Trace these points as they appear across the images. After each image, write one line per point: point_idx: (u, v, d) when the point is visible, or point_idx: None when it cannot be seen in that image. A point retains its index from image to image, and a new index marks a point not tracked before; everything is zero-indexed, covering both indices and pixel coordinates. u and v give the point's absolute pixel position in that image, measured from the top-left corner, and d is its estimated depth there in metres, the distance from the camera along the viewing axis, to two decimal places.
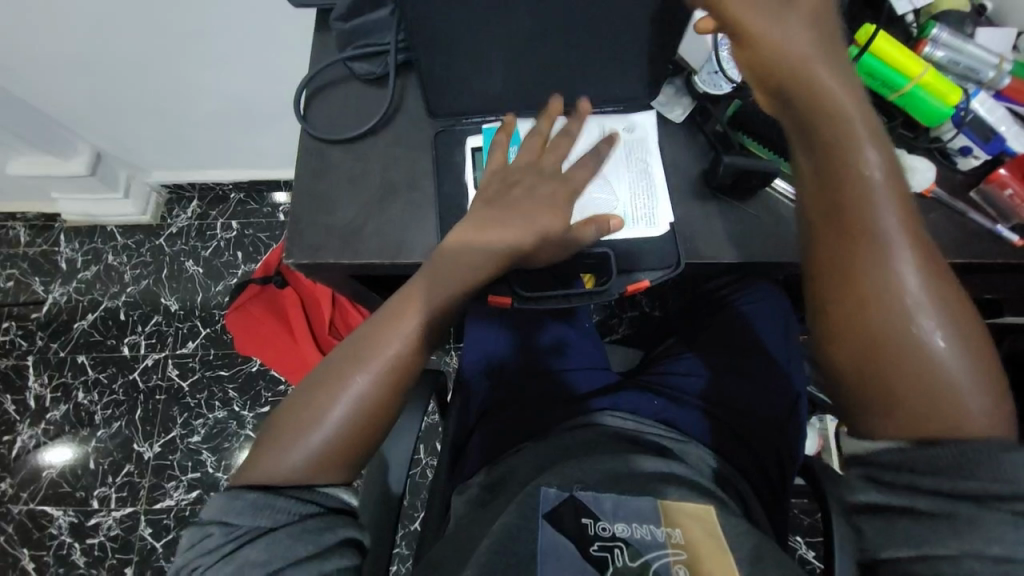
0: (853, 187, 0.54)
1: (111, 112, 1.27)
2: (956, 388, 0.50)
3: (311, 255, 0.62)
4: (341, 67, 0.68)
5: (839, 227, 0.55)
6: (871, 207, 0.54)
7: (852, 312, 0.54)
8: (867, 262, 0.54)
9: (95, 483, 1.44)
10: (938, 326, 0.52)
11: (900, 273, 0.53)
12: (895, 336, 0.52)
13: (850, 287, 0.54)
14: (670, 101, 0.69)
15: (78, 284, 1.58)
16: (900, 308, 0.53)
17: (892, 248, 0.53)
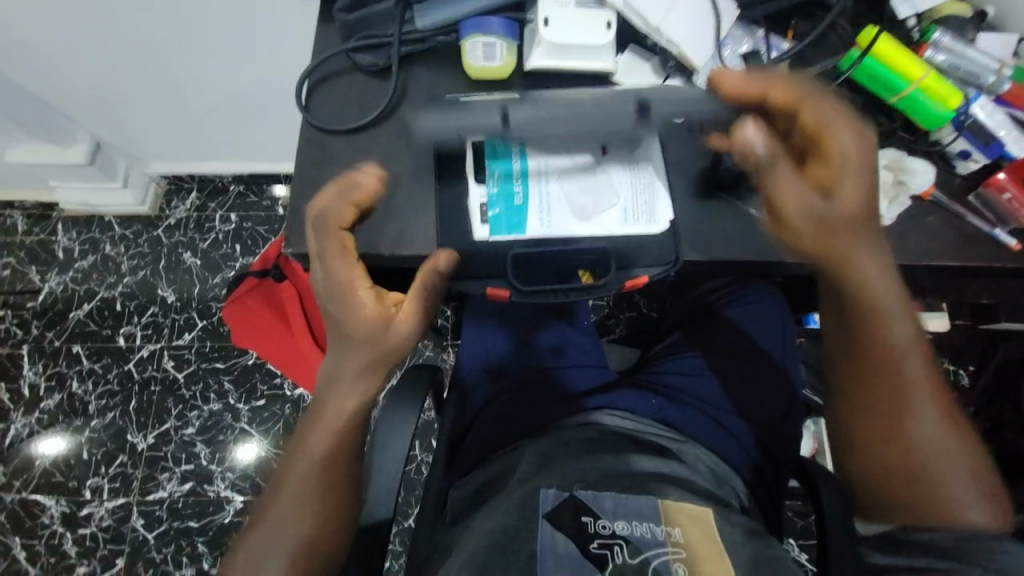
0: (882, 342, 0.64)
1: (111, 101, 1.26)
2: (950, 488, 0.64)
3: (311, 245, 0.62)
4: (343, 59, 0.68)
5: (867, 373, 0.65)
6: (900, 358, 0.64)
7: (882, 438, 0.65)
8: (891, 394, 0.65)
9: (88, 473, 1.43)
10: (941, 439, 0.64)
11: (918, 412, 0.64)
12: (919, 461, 0.64)
13: (881, 425, 0.65)
14: (676, 96, 0.67)
15: (75, 273, 1.57)
16: (912, 431, 0.64)
17: (911, 391, 0.64)
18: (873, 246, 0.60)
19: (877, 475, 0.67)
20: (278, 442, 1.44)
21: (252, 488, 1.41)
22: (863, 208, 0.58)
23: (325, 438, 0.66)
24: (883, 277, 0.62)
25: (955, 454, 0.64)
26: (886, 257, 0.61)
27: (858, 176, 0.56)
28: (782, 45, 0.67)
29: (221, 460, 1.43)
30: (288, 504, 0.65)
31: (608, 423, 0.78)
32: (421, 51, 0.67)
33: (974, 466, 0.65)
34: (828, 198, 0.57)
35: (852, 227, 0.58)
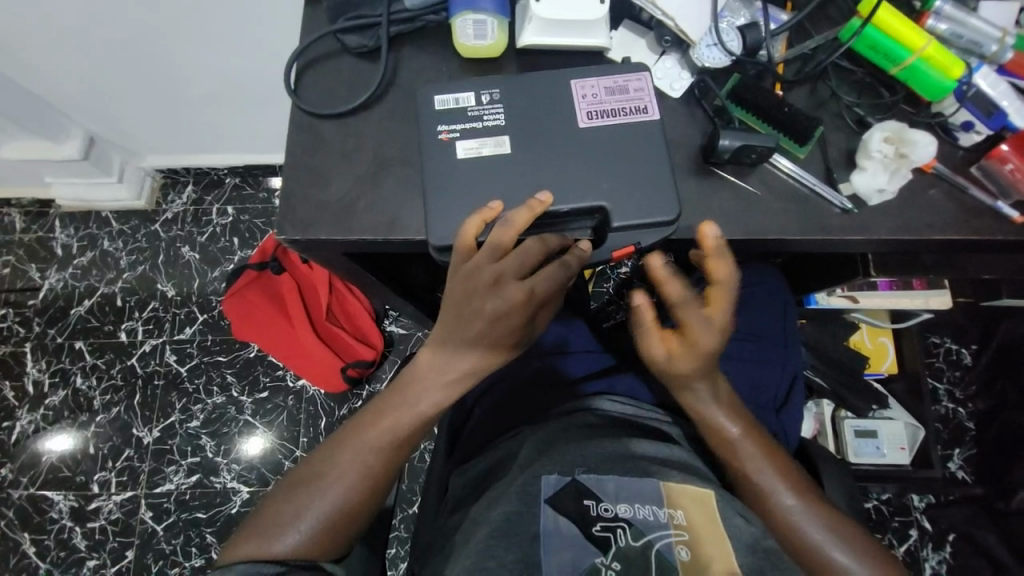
0: (721, 439, 0.66)
1: (102, 94, 1.25)
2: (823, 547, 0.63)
3: (303, 232, 0.61)
4: (331, 41, 0.67)
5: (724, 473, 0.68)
6: (737, 454, 0.66)
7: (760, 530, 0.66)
8: (736, 464, 0.66)
9: (95, 467, 1.44)
10: (795, 499, 0.65)
11: (776, 496, 0.65)
12: (803, 549, 0.63)
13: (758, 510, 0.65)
14: (669, 74, 0.64)
15: (74, 270, 1.57)
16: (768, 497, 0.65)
17: (765, 483, 0.65)
18: (704, 384, 0.64)
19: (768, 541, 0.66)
20: (283, 434, 1.45)
21: (258, 480, 1.42)
22: (712, 354, 0.61)
23: (408, 424, 0.66)
24: (707, 390, 0.65)
25: (813, 511, 0.64)
26: (718, 389, 0.65)
27: (702, 354, 0.60)
28: (780, 16, 0.65)
29: (227, 452, 1.45)
30: (343, 472, 0.65)
31: (607, 408, 0.76)
32: (412, 30, 0.66)
33: (855, 538, 0.64)
34: (667, 358, 0.61)
35: (689, 379, 0.63)
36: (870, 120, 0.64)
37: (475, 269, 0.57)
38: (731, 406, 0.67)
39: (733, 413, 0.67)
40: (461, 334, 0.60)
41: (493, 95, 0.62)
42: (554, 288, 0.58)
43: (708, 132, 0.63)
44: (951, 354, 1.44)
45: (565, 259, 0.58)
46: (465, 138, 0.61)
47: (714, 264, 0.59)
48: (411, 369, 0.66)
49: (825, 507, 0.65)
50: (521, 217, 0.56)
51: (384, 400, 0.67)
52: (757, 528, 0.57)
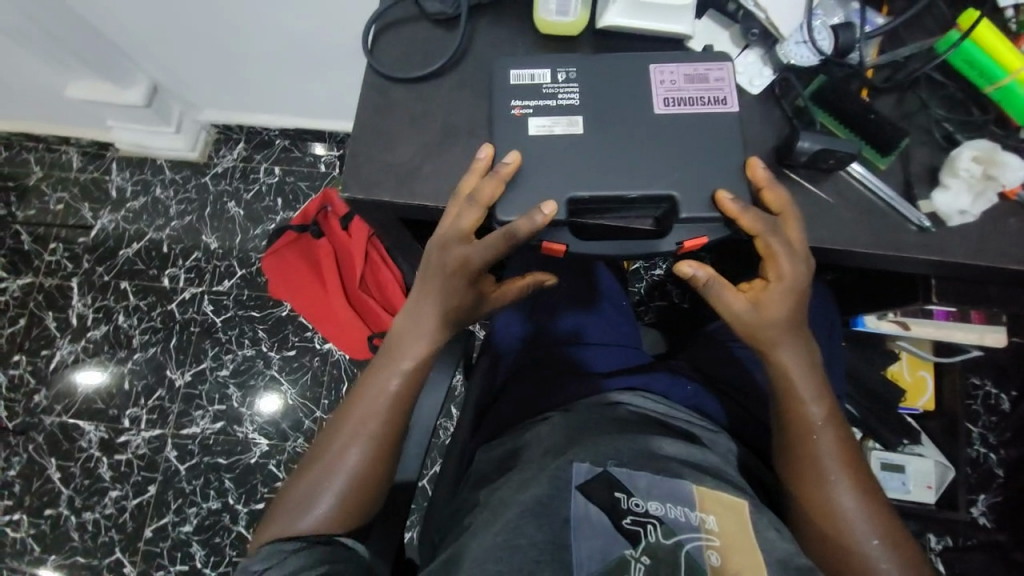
0: (796, 412, 0.63)
1: (171, 44, 1.28)
2: (870, 554, 0.60)
3: (366, 191, 0.62)
4: (410, 7, 0.67)
5: (787, 447, 0.65)
6: (811, 435, 0.63)
7: (806, 522, 0.63)
8: (807, 441, 0.63)
9: (128, 403, 1.51)
10: (852, 495, 0.62)
11: (835, 488, 0.62)
12: (851, 548, 0.61)
13: (809, 496, 0.63)
14: (751, 68, 0.62)
15: (126, 213, 1.63)
16: (829, 485, 0.62)
17: (827, 468, 0.63)
18: (790, 338, 0.61)
19: (814, 537, 0.62)
20: (306, 393, 1.50)
21: (278, 434, 1.47)
22: (795, 301, 0.59)
23: (395, 378, 0.69)
24: (794, 350, 0.62)
25: (867, 513, 0.62)
26: (808, 350, 0.62)
27: (789, 293, 0.58)
28: (876, 20, 0.62)
29: (251, 404, 1.50)
30: (348, 448, 0.67)
31: (635, 403, 0.76)
32: (492, 2, 0.66)
33: (901, 548, 0.61)
34: (755, 307, 0.59)
35: (775, 330, 0.60)
36: (960, 138, 0.61)
37: (445, 250, 0.61)
38: (817, 384, 0.64)
39: (817, 387, 0.63)
40: (438, 295, 0.65)
41: (568, 72, 0.61)
42: (484, 258, 0.59)
43: (784, 134, 0.61)
44: (991, 398, 1.38)
45: (505, 229, 0.57)
46: (537, 114, 0.60)
47: (773, 194, 0.56)
48: (390, 338, 0.70)
49: (882, 511, 0.62)
50: (487, 189, 0.57)
51: (375, 363, 0.71)
52: (792, 545, 0.56)
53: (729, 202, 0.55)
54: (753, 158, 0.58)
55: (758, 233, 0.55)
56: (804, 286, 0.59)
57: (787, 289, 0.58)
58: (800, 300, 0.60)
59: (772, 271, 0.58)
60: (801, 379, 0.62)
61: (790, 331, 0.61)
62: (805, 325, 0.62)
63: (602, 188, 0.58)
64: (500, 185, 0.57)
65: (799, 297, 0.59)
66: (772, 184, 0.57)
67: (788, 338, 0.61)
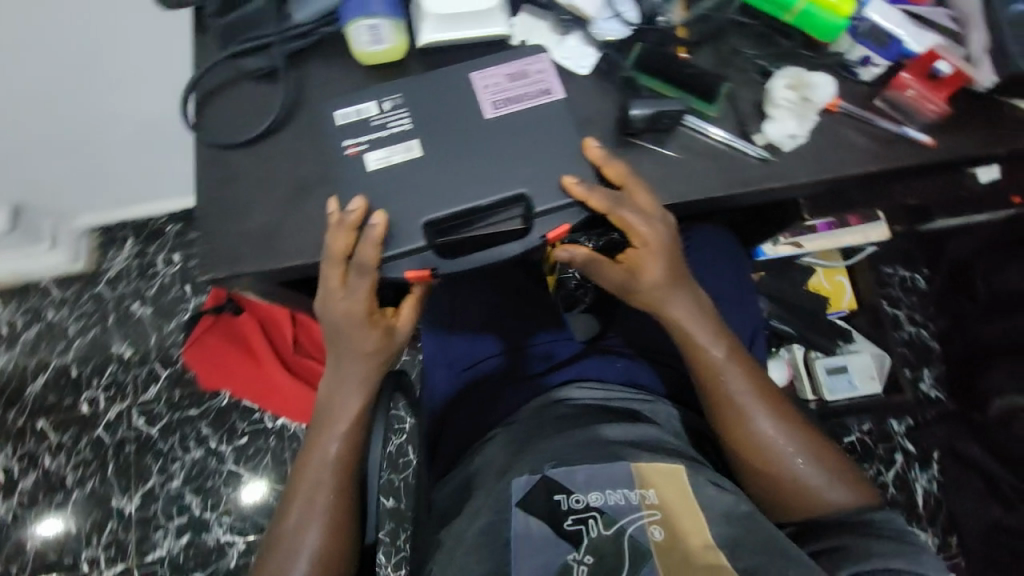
0: (704, 362, 0.65)
1: (17, 165, 1.17)
2: (799, 474, 0.64)
3: (230, 267, 0.59)
4: (227, 69, 0.64)
5: (707, 397, 0.67)
6: (721, 379, 0.65)
7: (736, 460, 0.66)
8: (723, 387, 0.65)
9: (81, 546, 1.38)
10: (773, 426, 0.65)
11: (756, 422, 0.65)
12: (783, 473, 0.64)
13: (737, 437, 0.65)
14: (575, 53, 0.64)
15: (22, 347, 1.49)
16: (750, 422, 0.65)
17: (746, 405, 0.65)
18: (676, 294, 0.64)
19: (750, 474, 0.65)
20: (271, 476, 1.42)
21: (253, 528, 1.38)
22: (667, 257, 0.62)
23: (336, 440, 0.67)
24: (684, 304, 0.64)
25: (788, 438, 0.65)
26: (695, 299, 0.65)
27: (657, 251, 0.61)
28: None
29: (215, 506, 1.40)
30: (305, 528, 0.65)
31: (576, 396, 0.77)
32: (309, 46, 0.64)
33: (827, 459, 0.65)
34: (633, 274, 0.62)
35: (657, 290, 0.63)
36: (774, 70, 0.66)
37: (330, 301, 0.61)
38: (714, 328, 0.66)
39: (715, 332, 0.66)
40: (349, 348, 0.64)
41: (394, 99, 0.61)
42: (361, 298, 0.60)
43: (621, 104, 0.63)
44: (906, 281, 1.48)
45: (356, 262, 0.58)
46: (374, 148, 0.60)
47: (610, 169, 0.59)
48: (323, 400, 0.68)
49: (801, 428, 0.66)
50: (340, 241, 0.57)
51: (314, 424, 0.69)
52: (731, 496, 0.57)
53: (575, 186, 0.58)
54: (586, 138, 0.60)
55: (606, 210, 0.58)
56: (671, 246, 0.61)
57: (650, 253, 0.61)
58: (672, 256, 0.62)
59: (637, 241, 0.60)
60: (698, 330, 0.65)
61: (671, 289, 0.63)
62: (687, 275, 0.65)
63: (459, 205, 0.59)
64: (351, 234, 0.57)
65: (669, 256, 0.62)
66: (608, 159, 0.59)
67: (671, 296, 0.63)
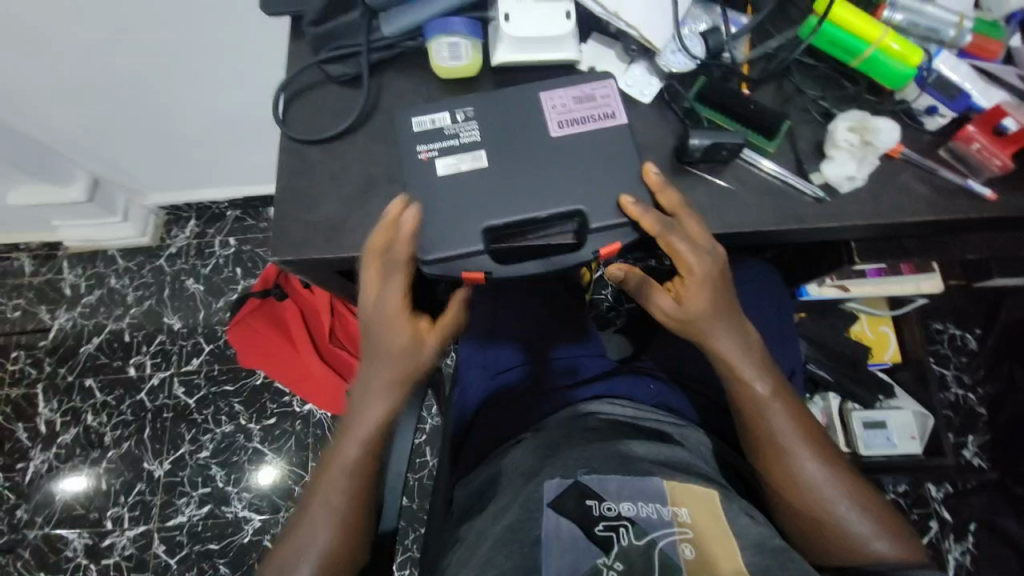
0: (747, 395, 0.66)
1: (107, 138, 1.30)
2: (843, 520, 0.62)
3: (295, 252, 0.64)
4: (316, 72, 0.70)
5: (747, 431, 0.67)
6: (763, 414, 0.65)
7: (778, 501, 0.65)
8: (764, 422, 0.65)
9: (109, 503, 1.46)
10: (816, 467, 0.64)
11: (799, 462, 0.64)
12: (825, 518, 0.63)
13: (777, 475, 0.65)
14: (639, 81, 0.66)
15: (83, 309, 1.60)
16: (791, 461, 0.64)
17: (789, 444, 0.65)
18: (723, 325, 0.64)
19: (789, 513, 0.64)
20: (292, 459, 1.47)
21: (270, 507, 1.43)
22: (720, 288, 0.63)
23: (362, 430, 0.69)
24: (731, 336, 0.65)
25: (833, 482, 0.64)
26: (741, 333, 0.65)
27: (703, 283, 0.61)
28: (740, 19, 0.68)
29: (237, 481, 1.46)
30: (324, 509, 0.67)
31: (605, 411, 0.77)
32: (392, 57, 0.69)
33: (873, 509, 0.63)
34: (679, 303, 0.64)
35: (706, 320, 0.63)
36: (836, 113, 0.66)
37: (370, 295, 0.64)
38: (758, 362, 0.66)
39: (760, 367, 0.66)
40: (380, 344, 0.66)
41: (466, 111, 0.65)
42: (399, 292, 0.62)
43: (679, 133, 0.66)
44: (956, 339, 1.43)
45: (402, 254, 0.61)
46: (443, 155, 0.64)
47: (665, 197, 0.61)
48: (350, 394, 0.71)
49: (844, 473, 0.65)
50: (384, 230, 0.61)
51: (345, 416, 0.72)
52: (765, 528, 0.57)
53: (630, 206, 0.60)
54: (645, 164, 0.62)
55: (658, 232, 0.59)
56: (719, 278, 0.62)
57: (701, 282, 0.61)
58: (721, 286, 0.63)
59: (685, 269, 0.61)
60: (743, 362, 0.65)
61: (719, 321, 0.64)
62: (735, 308, 0.66)
63: (513, 213, 0.62)
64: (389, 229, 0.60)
65: (718, 286, 0.63)
66: (664, 185, 0.61)
67: (720, 327, 0.64)
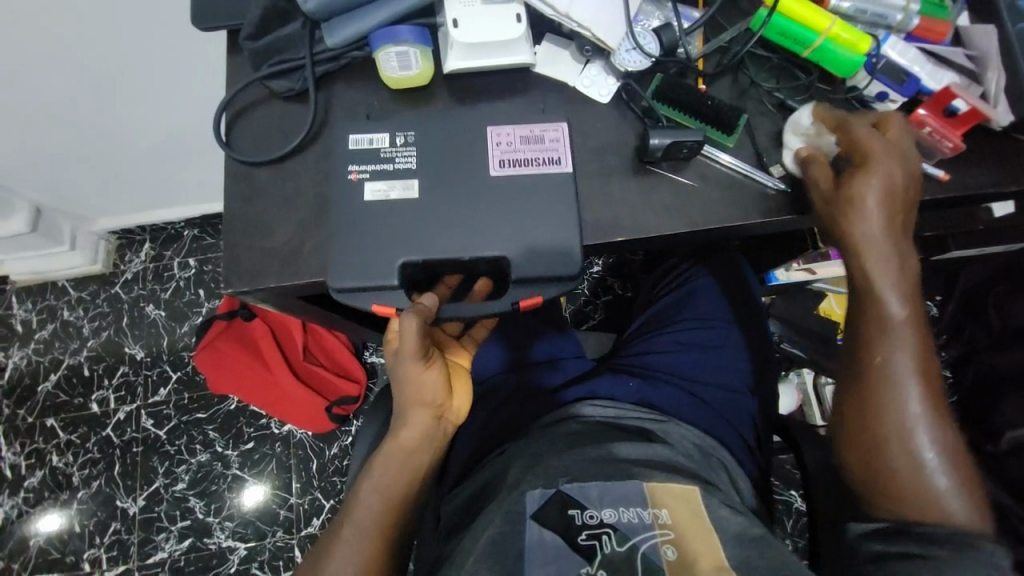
0: (879, 311, 0.60)
1: (43, 165, 1.21)
2: (929, 473, 0.58)
3: (251, 282, 0.61)
4: (259, 89, 0.67)
5: (858, 350, 0.62)
6: (891, 338, 0.60)
7: (857, 423, 0.61)
8: (886, 346, 0.60)
9: (83, 546, 1.39)
10: (921, 415, 0.59)
11: (909, 399, 0.59)
12: (908, 461, 0.59)
13: (877, 403, 0.60)
14: (595, 81, 0.66)
15: (36, 345, 1.51)
16: (903, 398, 0.59)
17: (903, 377, 0.59)
18: (878, 230, 0.59)
19: (864, 446, 0.61)
20: (274, 482, 1.42)
21: (255, 534, 1.38)
22: (883, 217, 0.59)
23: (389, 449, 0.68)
24: (879, 247, 0.59)
25: (935, 434, 0.59)
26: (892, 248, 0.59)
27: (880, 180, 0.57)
28: (692, 14, 0.67)
29: (218, 510, 1.40)
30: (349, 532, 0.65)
31: (588, 414, 0.77)
32: (340, 68, 0.66)
33: (963, 475, 0.58)
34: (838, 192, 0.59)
35: (862, 215, 0.58)
36: (791, 103, 0.67)
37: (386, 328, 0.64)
38: (904, 287, 0.60)
39: (906, 292, 0.60)
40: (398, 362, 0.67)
41: (407, 135, 0.63)
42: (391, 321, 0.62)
43: (639, 132, 0.65)
44: None
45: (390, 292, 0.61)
46: (374, 179, 0.62)
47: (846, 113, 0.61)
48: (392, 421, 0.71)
49: (949, 432, 0.59)
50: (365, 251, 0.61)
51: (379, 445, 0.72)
52: (743, 518, 0.58)
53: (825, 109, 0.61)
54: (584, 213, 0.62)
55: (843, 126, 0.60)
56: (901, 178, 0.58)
57: (870, 173, 0.58)
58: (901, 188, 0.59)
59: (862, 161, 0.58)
60: (887, 276, 0.59)
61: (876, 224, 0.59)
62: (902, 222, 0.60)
63: (480, 243, 0.61)
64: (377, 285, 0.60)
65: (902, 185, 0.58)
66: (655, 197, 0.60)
67: (871, 233, 0.59)
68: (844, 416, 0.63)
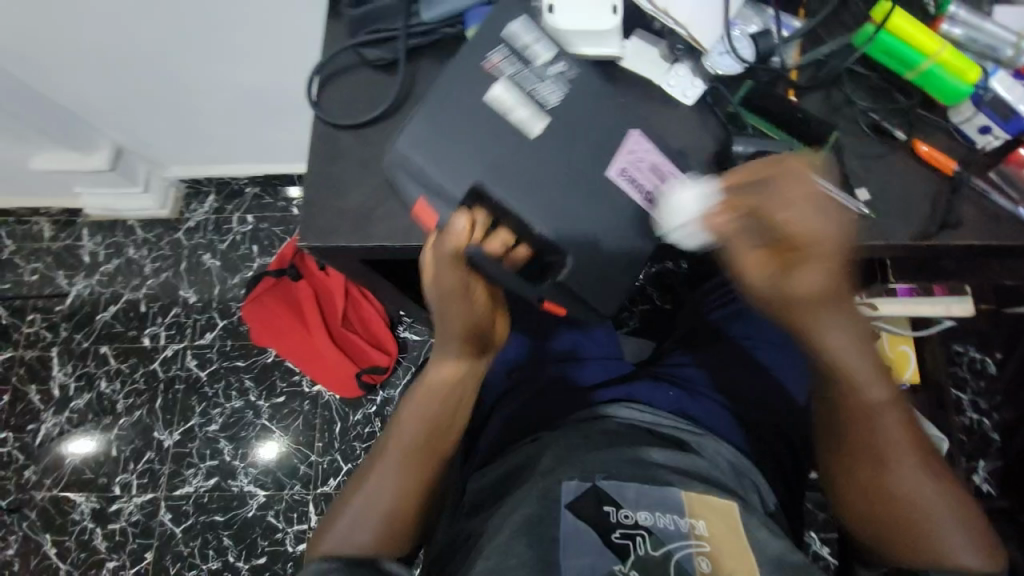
0: (858, 401, 0.62)
1: (128, 108, 1.29)
2: (938, 531, 0.61)
3: (321, 238, 0.64)
4: (351, 55, 0.69)
5: (841, 437, 0.64)
6: (873, 421, 0.62)
7: (860, 496, 0.64)
8: (863, 428, 0.62)
9: (117, 469, 1.48)
10: (919, 478, 0.61)
11: (896, 476, 0.62)
12: (912, 522, 0.61)
13: (866, 481, 0.63)
14: (682, 82, 0.65)
15: (100, 276, 1.62)
16: (891, 471, 0.62)
17: (890, 453, 0.62)
18: (845, 320, 0.58)
19: (867, 508, 0.63)
20: (299, 438, 1.48)
21: (274, 483, 1.44)
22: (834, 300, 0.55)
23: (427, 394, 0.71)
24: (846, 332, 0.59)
25: (936, 493, 0.61)
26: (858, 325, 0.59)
27: (822, 262, 0.54)
28: (793, 23, 0.65)
29: (244, 456, 1.47)
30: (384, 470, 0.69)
31: (623, 415, 0.76)
32: (430, 43, 0.68)
33: (971, 525, 0.61)
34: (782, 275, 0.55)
35: (824, 306, 0.56)
36: (886, 126, 0.64)
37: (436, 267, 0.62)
38: (875, 370, 0.61)
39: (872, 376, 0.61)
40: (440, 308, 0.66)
41: (565, 68, 0.64)
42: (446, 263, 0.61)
43: (720, 139, 0.64)
44: (976, 363, 1.37)
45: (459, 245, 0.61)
46: (504, 87, 0.63)
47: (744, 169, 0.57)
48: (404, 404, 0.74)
49: (948, 487, 0.62)
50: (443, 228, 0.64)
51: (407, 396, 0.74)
52: (782, 540, 0.56)
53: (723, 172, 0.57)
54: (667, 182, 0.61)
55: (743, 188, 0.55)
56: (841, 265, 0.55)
57: (816, 255, 0.54)
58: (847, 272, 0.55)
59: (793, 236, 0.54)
60: (864, 365, 0.60)
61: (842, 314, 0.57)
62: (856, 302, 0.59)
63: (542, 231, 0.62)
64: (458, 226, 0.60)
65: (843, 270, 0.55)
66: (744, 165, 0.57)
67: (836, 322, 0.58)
68: (838, 491, 0.66)
